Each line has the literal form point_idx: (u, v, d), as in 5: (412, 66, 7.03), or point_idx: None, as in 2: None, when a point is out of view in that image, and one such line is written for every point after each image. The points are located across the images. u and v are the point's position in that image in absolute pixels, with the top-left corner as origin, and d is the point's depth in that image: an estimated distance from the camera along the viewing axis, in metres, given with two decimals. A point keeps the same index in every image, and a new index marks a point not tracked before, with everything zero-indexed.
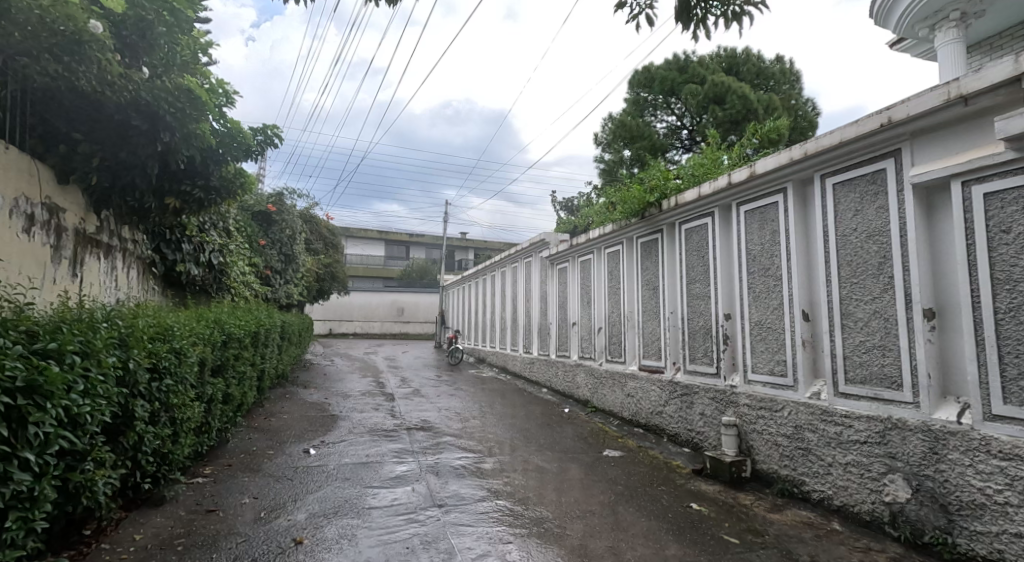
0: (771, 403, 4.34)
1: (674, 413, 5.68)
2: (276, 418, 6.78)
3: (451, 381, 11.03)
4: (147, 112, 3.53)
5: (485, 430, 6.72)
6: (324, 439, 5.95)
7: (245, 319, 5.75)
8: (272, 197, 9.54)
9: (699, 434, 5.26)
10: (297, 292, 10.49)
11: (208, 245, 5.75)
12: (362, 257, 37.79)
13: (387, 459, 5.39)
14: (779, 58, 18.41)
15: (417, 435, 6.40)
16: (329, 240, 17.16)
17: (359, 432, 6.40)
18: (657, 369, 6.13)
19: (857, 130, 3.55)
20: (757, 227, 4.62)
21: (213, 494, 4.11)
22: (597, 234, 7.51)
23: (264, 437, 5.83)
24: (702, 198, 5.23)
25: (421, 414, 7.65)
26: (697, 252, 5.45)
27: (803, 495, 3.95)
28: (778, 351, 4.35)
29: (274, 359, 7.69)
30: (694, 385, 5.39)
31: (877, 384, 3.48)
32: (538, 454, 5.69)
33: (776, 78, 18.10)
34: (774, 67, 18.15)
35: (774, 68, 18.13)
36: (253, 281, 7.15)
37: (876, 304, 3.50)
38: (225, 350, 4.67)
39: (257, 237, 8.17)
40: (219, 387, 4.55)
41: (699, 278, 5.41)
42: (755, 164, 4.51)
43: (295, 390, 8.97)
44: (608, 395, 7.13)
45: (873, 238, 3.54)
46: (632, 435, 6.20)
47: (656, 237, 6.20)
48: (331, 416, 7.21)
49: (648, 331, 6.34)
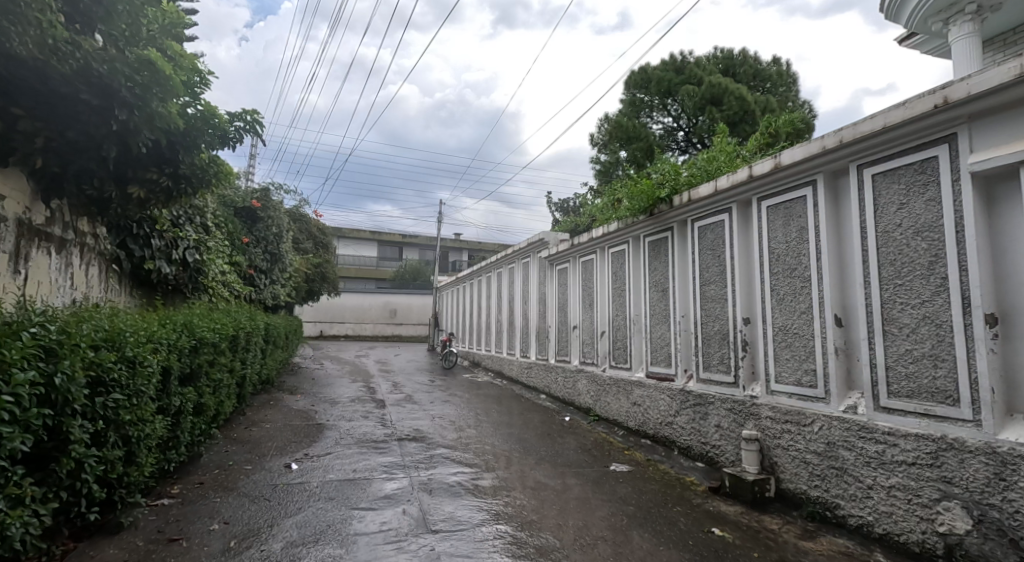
0: (799, 416, 3.94)
1: (685, 424, 5.29)
2: (257, 428, 6.32)
3: (445, 386, 10.59)
4: (100, 86, 3.09)
5: (483, 441, 6.30)
6: (309, 452, 5.50)
7: (222, 322, 5.29)
8: (258, 192, 9.05)
9: (714, 448, 4.86)
10: (284, 293, 10.00)
11: (182, 240, 5.29)
12: (354, 258, 37.23)
13: (377, 474, 4.95)
14: (777, 59, 18.13)
15: (409, 447, 5.96)
16: (319, 240, 16.65)
17: (347, 444, 5.96)
18: (666, 377, 5.73)
19: (904, 113, 3.15)
20: (782, 224, 4.23)
21: (179, 518, 3.67)
22: (601, 232, 7.10)
23: (243, 450, 5.37)
24: (719, 192, 4.83)
25: (414, 422, 7.22)
26: (712, 251, 5.06)
27: (838, 519, 3.56)
28: (807, 359, 3.96)
29: (257, 363, 7.22)
30: (708, 394, 5.00)
31: (927, 399, 3.09)
32: (540, 468, 5.27)
33: (774, 80, 17.81)
34: (772, 69, 17.85)
35: (772, 69, 17.88)
36: (234, 280, 6.68)
37: (926, 308, 3.12)
38: (196, 356, 4.21)
39: (240, 233, 7.70)
40: (187, 396, 4.10)
41: (715, 280, 5.02)
42: (780, 155, 4.12)
43: (280, 396, 8.50)
44: (612, 403, 6.74)
45: (921, 235, 3.16)
46: (639, 448, 5.80)
47: (666, 235, 5.80)
48: (317, 425, 6.77)
49: (656, 336, 5.94)
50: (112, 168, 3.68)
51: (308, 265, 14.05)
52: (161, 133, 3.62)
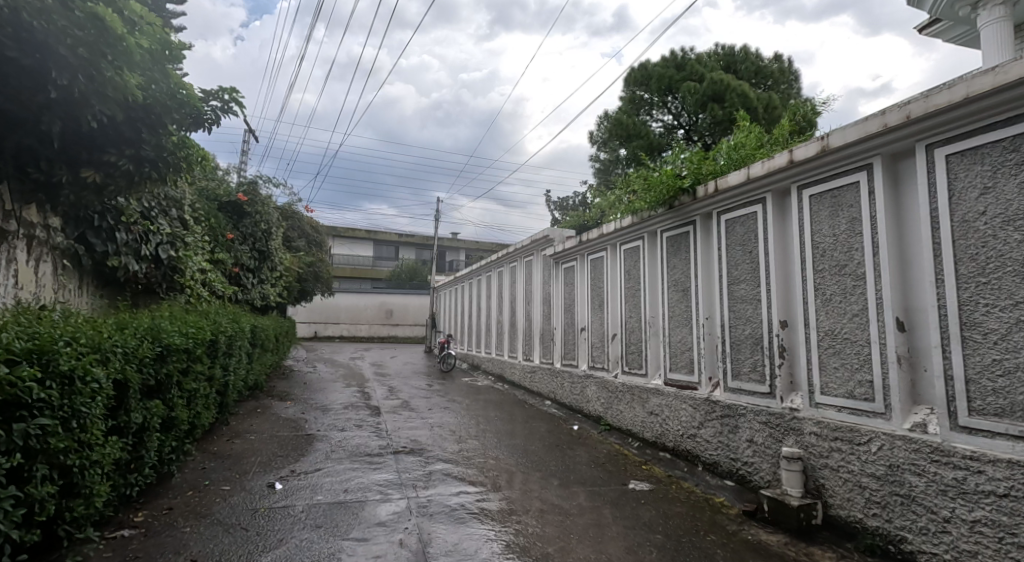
0: (852, 434, 3.45)
1: (711, 438, 4.81)
2: (241, 440, 5.80)
3: (443, 390, 10.09)
4: (36, 44, 2.59)
5: (487, 454, 5.79)
6: (296, 468, 4.99)
7: (199, 324, 4.76)
8: (244, 185, 8.48)
9: (745, 465, 4.38)
10: (274, 293, 9.46)
11: (154, 235, 4.76)
12: (348, 258, 36.63)
13: (371, 495, 4.44)
14: (779, 56, 17.70)
15: (406, 461, 5.45)
16: (312, 238, 16.07)
17: (339, 458, 5.45)
18: (688, 385, 5.25)
19: (992, 80, 2.67)
20: (829, 215, 3.74)
21: (139, 554, 3.15)
22: (613, 227, 6.61)
23: (222, 466, 4.85)
24: (751, 181, 4.34)
25: (411, 432, 6.72)
26: (742, 246, 4.58)
27: (905, 555, 3.08)
28: (860, 368, 3.48)
29: (242, 368, 6.69)
30: (738, 405, 4.51)
31: (1022, 418, 2.61)
32: (552, 487, 4.77)
33: (775, 77, 17.34)
34: (773, 66, 17.36)
35: (773, 66, 17.41)
36: (216, 279, 6.15)
37: (1021, 311, 2.64)
38: (163, 366, 3.69)
39: (225, 228, 7.16)
40: (153, 411, 3.59)
41: (746, 278, 4.53)
42: (826, 136, 3.63)
43: (269, 403, 7.98)
44: (625, 412, 6.25)
45: (1014, 224, 2.69)
46: (658, 462, 5.32)
47: (688, 230, 5.32)
48: (306, 436, 6.25)
49: (676, 340, 5.45)
50: (57, 146, 3.18)
51: (299, 264, 13.44)
52: (117, 106, 3.10)
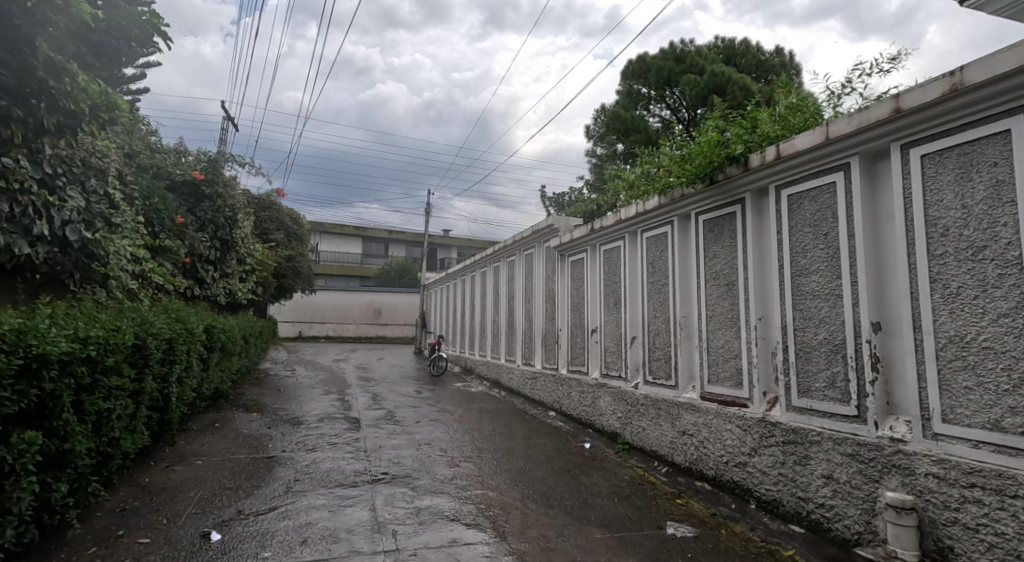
0: (1001, 481, 2.48)
1: (768, 468, 3.84)
2: (183, 467, 4.72)
3: (433, 398, 9.08)
4: None
5: (485, 483, 4.77)
6: (244, 508, 3.93)
7: (118, 323, 3.70)
8: (203, 162, 7.25)
9: (820, 508, 3.41)
10: (242, 288, 8.32)
11: (59, 209, 3.69)
12: (336, 256, 35.43)
13: (337, 549, 3.39)
14: (779, 50, 16.83)
15: (387, 494, 4.42)
16: (292, 231, 14.87)
17: (302, 490, 4.39)
18: (733, 401, 4.27)
19: None
20: (956, 181, 2.76)
21: None
22: (635, 210, 5.61)
23: (147, 508, 3.78)
24: (831, 140, 3.36)
25: (394, 452, 5.69)
26: (814, 227, 3.61)
27: None
28: (1012, 391, 2.50)
29: (193, 375, 5.60)
30: (808, 430, 3.53)
31: None
32: (569, 533, 3.76)
33: (777, 71, 16.42)
34: (775, 60, 16.49)
35: (775, 60, 16.48)
36: (156, 270, 5.04)
37: None
38: (35, 384, 2.66)
39: (174, 210, 6.06)
40: (22, 448, 2.57)
41: (819, 268, 3.56)
42: (958, 70, 2.65)
43: (231, 416, 6.89)
44: (649, 429, 5.28)
45: None
46: (696, 496, 4.36)
47: (735, 209, 4.33)
48: (267, 460, 5.18)
49: (717, 346, 4.47)
50: None
51: (276, 259, 12.26)
52: None
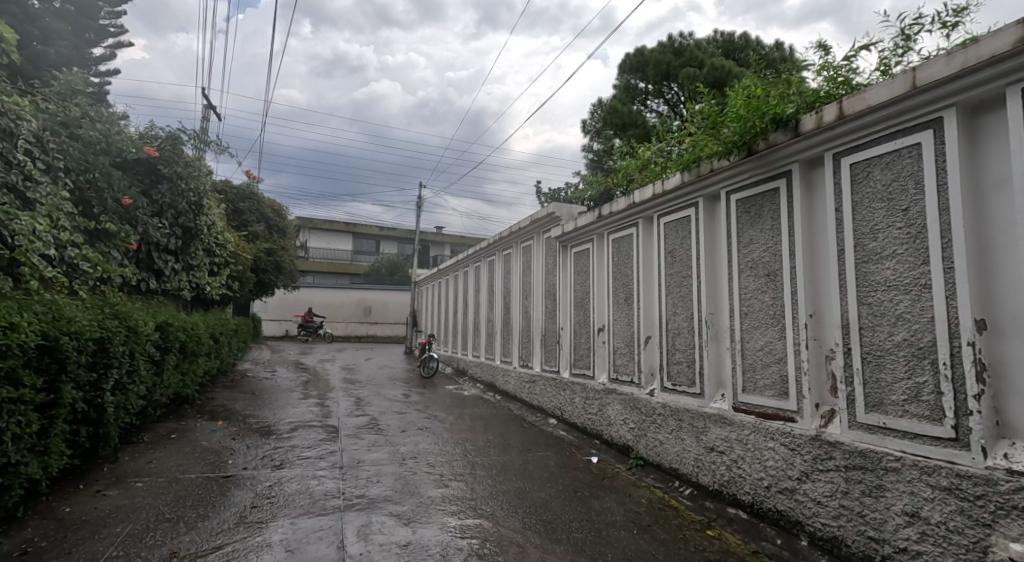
0: None
1: (824, 498, 3.12)
2: (118, 492, 3.95)
3: (423, 403, 8.34)
4: None
5: (478, 509, 4.04)
6: (179, 548, 3.18)
7: (18, 319, 2.93)
8: (164, 139, 6.29)
9: (900, 554, 2.71)
10: (212, 283, 7.51)
11: None
12: (325, 253, 34.49)
13: None
14: (779, 46, 16.22)
15: (361, 525, 3.68)
16: (273, 223, 14.03)
17: (258, 521, 3.64)
18: (776, 414, 3.55)
19: None
20: None
21: None
22: (653, 191, 4.91)
23: (56, 551, 3.02)
24: (920, 88, 2.65)
25: (374, 469, 4.95)
26: (890, 201, 2.90)
27: None
28: None
29: (140, 380, 4.82)
30: (883, 454, 2.82)
31: None
32: None
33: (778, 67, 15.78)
34: (776, 55, 15.84)
35: (776, 55, 15.80)
36: (90, 257, 4.22)
37: None
38: None
39: (121, 191, 5.26)
40: None
41: (897, 252, 2.84)
42: None
43: (193, 425, 6.12)
44: (667, 443, 4.57)
45: None
46: (730, 526, 3.65)
47: (780, 185, 3.61)
48: (222, 480, 4.42)
49: (755, 349, 3.77)
50: None
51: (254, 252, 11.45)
52: None
